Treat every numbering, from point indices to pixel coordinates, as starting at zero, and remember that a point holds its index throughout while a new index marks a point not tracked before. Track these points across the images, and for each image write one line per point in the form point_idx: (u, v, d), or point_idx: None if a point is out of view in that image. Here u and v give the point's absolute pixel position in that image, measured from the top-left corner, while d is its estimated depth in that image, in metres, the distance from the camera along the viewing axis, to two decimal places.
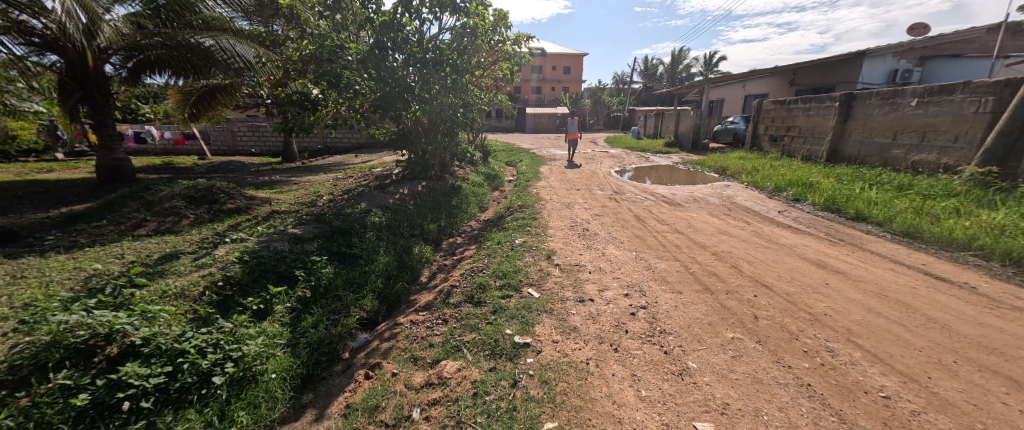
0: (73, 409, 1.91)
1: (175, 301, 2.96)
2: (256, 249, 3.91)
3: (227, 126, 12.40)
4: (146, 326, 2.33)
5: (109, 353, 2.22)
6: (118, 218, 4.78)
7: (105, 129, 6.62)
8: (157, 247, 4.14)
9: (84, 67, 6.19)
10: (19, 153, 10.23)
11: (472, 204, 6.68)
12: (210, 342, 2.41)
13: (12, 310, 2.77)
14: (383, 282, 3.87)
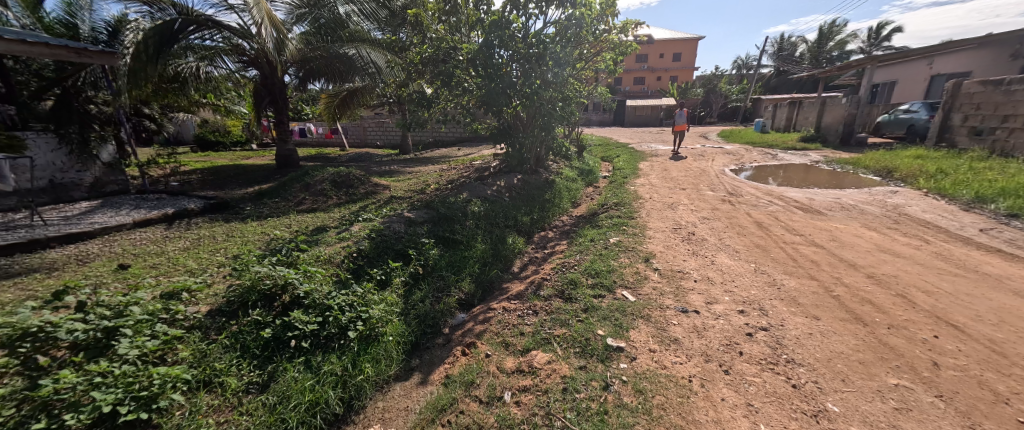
0: (262, 339, 2.55)
1: (326, 265, 3.61)
2: (379, 229, 4.51)
3: (360, 124, 14.49)
4: (307, 282, 2.91)
5: (284, 300, 2.85)
6: (285, 197, 5.93)
7: (284, 126, 8.18)
8: (309, 221, 5.03)
9: (273, 77, 7.65)
10: (234, 144, 13.33)
11: (564, 199, 6.66)
12: (349, 302, 2.89)
13: (228, 259, 3.76)
14: (479, 268, 4.11)
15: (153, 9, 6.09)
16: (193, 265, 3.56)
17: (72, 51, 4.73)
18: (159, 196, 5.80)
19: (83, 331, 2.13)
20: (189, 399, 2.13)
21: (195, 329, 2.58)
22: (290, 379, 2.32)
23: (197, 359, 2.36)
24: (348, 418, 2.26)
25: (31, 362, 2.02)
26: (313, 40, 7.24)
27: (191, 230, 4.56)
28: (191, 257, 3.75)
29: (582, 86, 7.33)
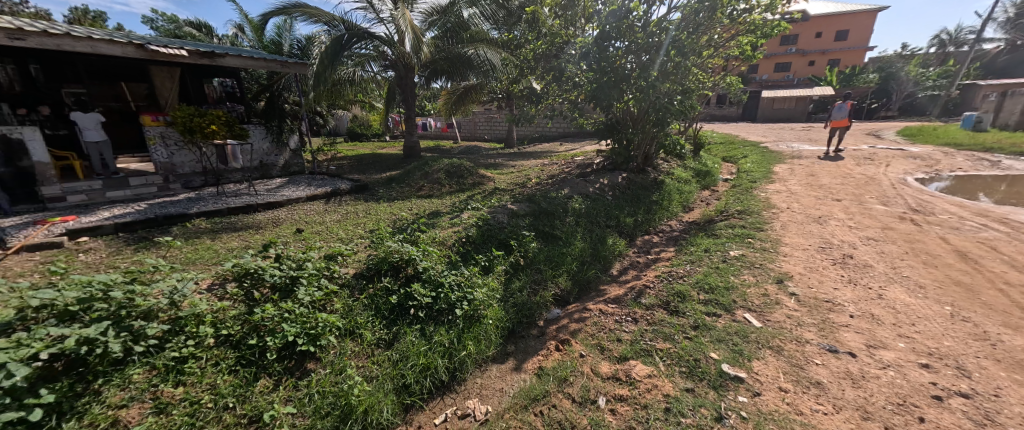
0: (389, 303, 2.99)
1: (438, 246, 3.99)
2: (485, 218, 4.77)
3: (472, 118, 15.49)
4: (425, 260, 3.31)
5: (407, 272, 3.29)
6: (406, 183, 6.71)
7: (411, 121, 9.24)
8: (426, 205, 5.56)
9: (406, 78, 8.65)
10: (373, 136, 15.56)
11: (674, 202, 6.11)
12: (457, 281, 3.18)
13: (367, 234, 4.50)
14: (576, 267, 4.04)
15: (329, 26, 7.36)
16: (340, 237, 4.35)
17: (279, 63, 6.10)
18: (323, 177, 7.09)
19: (279, 277, 2.86)
20: (340, 341, 2.62)
21: (343, 287, 3.12)
22: (409, 342, 2.69)
23: (345, 311, 2.87)
24: (451, 386, 2.59)
25: (248, 294, 2.80)
26: (440, 43, 7.96)
27: (341, 206, 5.46)
28: (342, 228, 4.64)
29: (707, 77, 6.57)
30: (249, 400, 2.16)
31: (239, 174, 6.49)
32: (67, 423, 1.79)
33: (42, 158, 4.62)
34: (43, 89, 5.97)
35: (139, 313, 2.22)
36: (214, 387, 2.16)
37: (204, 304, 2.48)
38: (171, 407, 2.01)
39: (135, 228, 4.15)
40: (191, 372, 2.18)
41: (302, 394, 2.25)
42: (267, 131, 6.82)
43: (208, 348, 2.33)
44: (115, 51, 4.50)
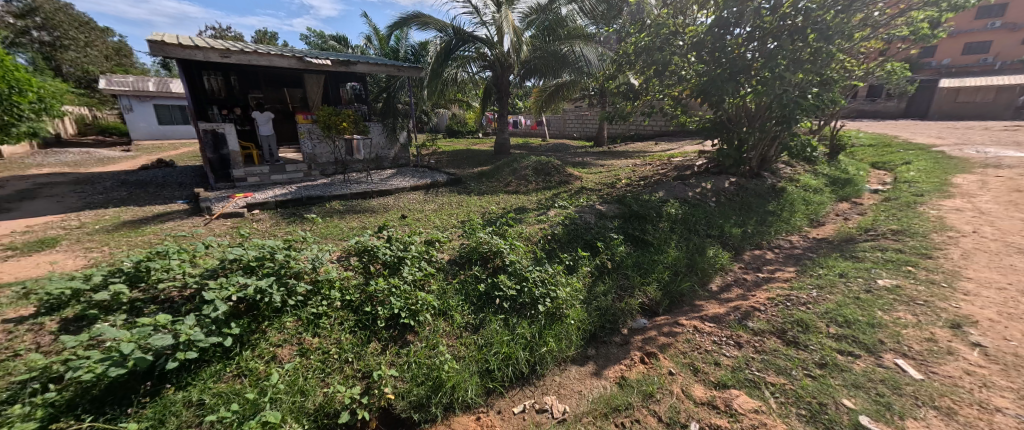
0: (479, 291, 3.36)
1: (523, 241, 4.15)
2: (572, 217, 4.76)
3: (562, 116, 15.36)
4: (511, 254, 3.61)
5: (495, 264, 3.62)
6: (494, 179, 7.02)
7: (502, 119, 9.60)
8: (513, 201, 5.78)
9: (502, 77, 8.89)
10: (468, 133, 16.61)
11: (798, 214, 5.25)
12: (541, 277, 3.40)
13: (458, 224, 4.92)
14: (669, 276, 3.80)
15: (441, 30, 7.86)
16: (436, 225, 4.85)
17: (396, 68, 6.99)
18: (425, 169, 7.90)
19: (389, 255, 3.45)
20: (433, 319, 3.04)
21: (439, 270, 3.61)
22: (494, 330, 2.99)
23: (440, 291, 3.32)
24: (530, 378, 2.78)
25: (366, 267, 3.42)
26: (538, 42, 8.06)
27: (438, 198, 6.01)
28: (438, 217, 5.14)
29: (856, 65, 5.46)
30: (363, 358, 2.66)
31: (361, 164, 7.60)
32: (247, 351, 2.52)
33: (234, 148, 5.93)
34: (238, 95, 7.56)
35: (292, 272, 2.97)
36: (340, 342, 2.74)
37: (334, 272, 3.13)
38: (310, 352, 2.62)
39: (288, 205, 5.21)
40: (325, 326, 2.80)
41: (403, 360, 2.68)
42: (384, 128, 7.89)
43: (336, 308, 2.96)
44: (281, 62, 5.58)
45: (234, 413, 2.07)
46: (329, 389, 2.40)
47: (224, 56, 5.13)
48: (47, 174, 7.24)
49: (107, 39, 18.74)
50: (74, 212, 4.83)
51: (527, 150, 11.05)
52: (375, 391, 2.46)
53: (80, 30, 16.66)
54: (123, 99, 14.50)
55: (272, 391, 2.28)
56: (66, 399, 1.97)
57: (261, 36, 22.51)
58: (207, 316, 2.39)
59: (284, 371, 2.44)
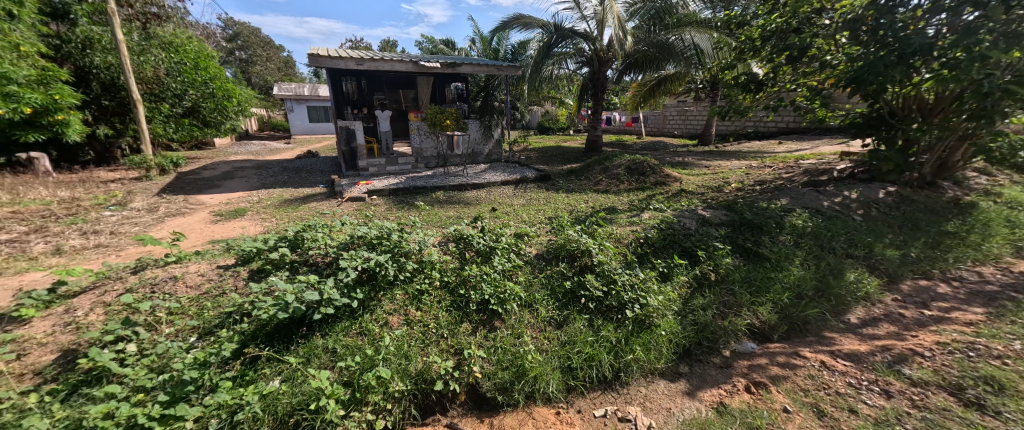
0: (564, 288, 3.45)
1: (612, 242, 4.06)
2: (669, 220, 4.43)
3: (661, 112, 14.03)
4: (600, 253, 3.63)
5: (583, 262, 3.67)
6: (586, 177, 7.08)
7: (597, 116, 9.24)
8: (602, 201, 5.78)
9: (599, 73, 8.60)
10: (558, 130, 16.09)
11: (995, 238, 3.97)
12: (630, 282, 3.34)
13: (546, 220, 5.04)
14: (789, 299, 3.29)
15: (542, 27, 7.96)
16: (524, 219, 5.03)
17: (496, 67, 7.35)
18: (516, 165, 8.18)
19: (482, 244, 3.77)
20: (519, 310, 3.23)
21: (526, 262, 3.80)
22: (577, 328, 3.05)
23: (528, 284, 3.51)
24: (613, 384, 2.73)
25: (461, 252, 3.80)
26: (641, 34, 7.72)
27: (526, 193, 6.20)
28: (525, 212, 5.34)
29: None
30: (455, 336, 2.97)
31: (460, 158, 8.18)
32: (367, 314, 3.02)
33: (360, 141, 6.98)
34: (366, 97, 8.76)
35: (403, 251, 3.48)
36: (437, 318, 3.11)
37: (435, 255, 3.58)
38: (415, 324, 3.03)
39: (398, 193, 5.92)
40: (426, 302, 3.23)
41: (491, 344, 2.90)
42: (481, 125, 8.23)
43: (436, 288, 3.37)
44: (401, 66, 6.35)
45: (357, 363, 2.53)
46: (428, 359, 2.71)
47: (358, 63, 6.07)
48: (240, 161, 9.49)
49: (280, 55, 23.54)
50: (258, 190, 6.31)
51: (619, 148, 10.61)
52: (465, 367, 2.71)
53: (262, 48, 21.23)
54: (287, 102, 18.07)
55: (385, 351, 2.69)
56: (250, 331, 2.71)
57: (387, 45, 25.70)
58: (341, 281, 2.96)
59: (394, 336, 2.86)
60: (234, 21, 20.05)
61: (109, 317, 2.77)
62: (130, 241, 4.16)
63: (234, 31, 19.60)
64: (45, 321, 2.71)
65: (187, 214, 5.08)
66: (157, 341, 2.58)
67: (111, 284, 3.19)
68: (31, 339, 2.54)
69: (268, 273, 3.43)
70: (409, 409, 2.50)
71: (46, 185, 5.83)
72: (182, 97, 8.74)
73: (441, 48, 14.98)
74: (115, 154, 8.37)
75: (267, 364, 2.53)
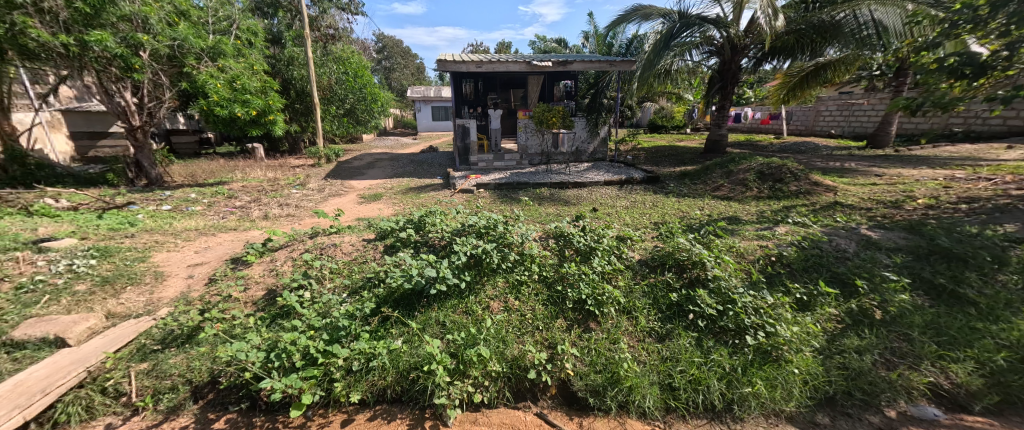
0: (669, 300, 3.25)
1: (733, 256, 3.65)
2: (816, 238, 3.70)
3: (814, 106, 11.44)
4: (716, 268, 3.27)
5: (692, 275, 3.39)
6: (707, 181, 6.51)
7: (722, 112, 8.47)
8: (722, 208, 5.23)
9: (731, 62, 7.87)
10: (673, 128, 14.28)
11: None
12: (755, 306, 2.93)
13: (652, 224, 4.75)
14: (1010, 361, 2.42)
15: (664, 17, 7.62)
16: (627, 222, 4.82)
17: (607, 62, 7.19)
18: (620, 165, 7.87)
19: (583, 244, 3.77)
20: (617, 315, 3.18)
21: (628, 267, 3.68)
22: (682, 345, 2.87)
23: (627, 289, 3.42)
24: (723, 416, 2.47)
25: (561, 250, 3.88)
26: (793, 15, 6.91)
27: (631, 194, 5.99)
28: (628, 215, 5.11)
29: None
30: (550, 330, 3.09)
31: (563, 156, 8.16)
32: (472, 296, 3.36)
33: (472, 138, 7.64)
34: (482, 98, 9.55)
35: (507, 243, 3.73)
36: (534, 310, 3.27)
37: (536, 249, 3.75)
38: (513, 312, 3.25)
39: (501, 188, 6.28)
40: (524, 293, 3.43)
41: (585, 345, 2.93)
42: (587, 122, 8.10)
43: (535, 281, 3.54)
44: (513, 66, 6.70)
45: (462, 338, 2.82)
46: (523, 347, 2.87)
47: (477, 66, 6.61)
48: (383, 153, 11.23)
49: (416, 61, 26.77)
50: (392, 179, 7.45)
51: (749, 149, 9.28)
52: (558, 362, 2.79)
53: (403, 56, 24.46)
54: (417, 103, 20.19)
55: (488, 332, 2.96)
56: (383, 295, 3.29)
57: (505, 46, 26.86)
58: (454, 263, 3.34)
59: (495, 320, 3.12)
60: (384, 34, 23.47)
61: (293, 268, 3.72)
62: (307, 213, 5.42)
63: (383, 43, 22.98)
64: (258, 266, 3.84)
65: (342, 195, 6.31)
66: (321, 292, 3.36)
67: (297, 243, 4.26)
68: (252, 277, 3.64)
69: (397, 249, 4.08)
70: (503, 390, 2.69)
71: (261, 167, 7.95)
72: (343, 100, 10.69)
73: (552, 47, 15.04)
74: (300, 146, 10.91)
75: (394, 325, 3.04)
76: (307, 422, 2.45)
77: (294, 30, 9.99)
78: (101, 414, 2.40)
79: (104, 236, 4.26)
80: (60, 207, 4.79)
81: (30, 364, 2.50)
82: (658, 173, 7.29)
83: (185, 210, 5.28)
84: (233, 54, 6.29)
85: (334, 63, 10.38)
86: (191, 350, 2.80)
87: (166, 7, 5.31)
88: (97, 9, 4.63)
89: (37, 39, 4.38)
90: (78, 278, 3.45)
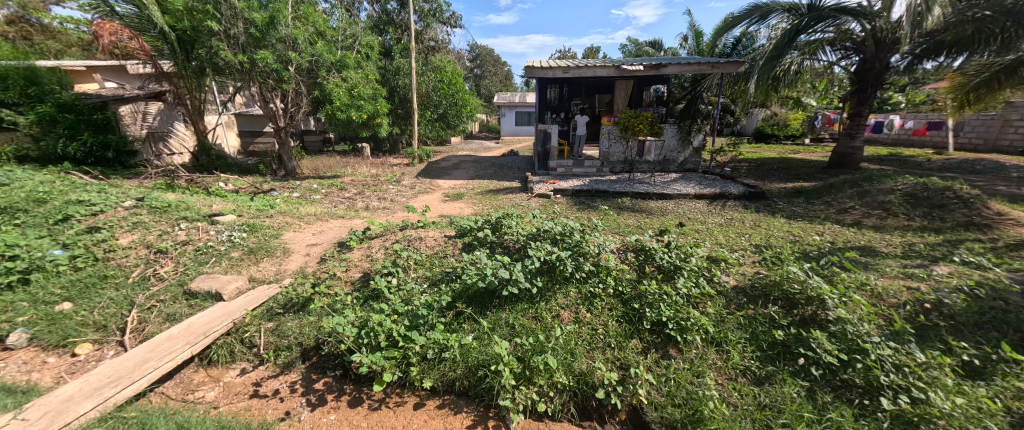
0: (772, 338, 2.82)
1: (866, 297, 2.97)
2: (997, 286, 2.83)
3: (1000, 113, 8.78)
4: (840, 308, 2.71)
5: (806, 313, 2.87)
6: (832, 201, 5.47)
7: (858, 119, 7.16)
8: (851, 236, 4.32)
9: (874, 61, 6.66)
10: (786, 138, 12.31)
11: None
12: (895, 362, 2.38)
13: (751, 247, 4.16)
14: None
15: (788, 11, 6.63)
16: (720, 241, 4.29)
17: (709, 65, 6.64)
18: (715, 178, 7.13)
19: (667, 261, 3.45)
20: (704, 346, 2.85)
21: (721, 294, 3.27)
22: (786, 394, 2.44)
23: (718, 319, 3.04)
24: None
25: (641, 265, 3.60)
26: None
27: (727, 211, 5.36)
28: (722, 233, 4.54)
29: None
30: (624, 349, 2.89)
31: (648, 165, 7.65)
32: (543, 303, 3.30)
33: (553, 143, 7.60)
34: (566, 102, 9.29)
35: (582, 251, 3.58)
36: (606, 325, 3.10)
37: (613, 262, 3.54)
38: (582, 325, 3.11)
39: (579, 194, 6.15)
40: (597, 307, 3.26)
41: (663, 373, 2.68)
42: (679, 131, 7.53)
43: (609, 295, 3.35)
44: (602, 71, 6.57)
45: (530, 344, 2.80)
46: (593, 363, 2.74)
47: (564, 71, 6.61)
48: (467, 156, 11.89)
49: (506, 69, 27.61)
50: (473, 180, 7.83)
51: (896, 166, 7.58)
52: (629, 386, 2.59)
53: (494, 66, 25.41)
54: (503, 109, 20.77)
55: (557, 341, 2.89)
56: (459, 290, 3.43)
57: (593, 52, 26.28)
58: (527, 267, 3.31)
59: (565, 330, 3.02)
60: (478, 45, 24.69)
61: (384, 256, 4.13)
62: (399, 207, 5.99)
63: (476, 53, 24.19)
64: (358, 251, 4.33)
65: (429, 193, 6.83)
66: (405, 280, 3.66)
67: (390, 234, 4.69)
68: (353, 260, 4.13)
69: (474, 247, 4.23)
70: (568, 404, 2.60)
71: (367, 165, 9.06)
72: (437, 106, 11.65)
73: (647, 51, 14.18)
74: (399, 146, 12.02)
75: (466, 321, 3.15)
76: (386, 398, 2.68)
77: (402, 44, 11.18)
78: (239, 358, 2.98)
79: (253, 215, 5.28)
80: (228, 190, 6.09)
81: (200, 310, 3.28)
82: (764, 189, 6.36)
83: (308, 198, 6.30)
84: (355, 67, 7.30)
85: (432, 73, 11.33)
86: (304, 317, 3.26)
87: (309, 29, 6.42)
88: (263, 33, 5.88)
89: (225, 57, 5.83)
90: (233, 246, 4.33)
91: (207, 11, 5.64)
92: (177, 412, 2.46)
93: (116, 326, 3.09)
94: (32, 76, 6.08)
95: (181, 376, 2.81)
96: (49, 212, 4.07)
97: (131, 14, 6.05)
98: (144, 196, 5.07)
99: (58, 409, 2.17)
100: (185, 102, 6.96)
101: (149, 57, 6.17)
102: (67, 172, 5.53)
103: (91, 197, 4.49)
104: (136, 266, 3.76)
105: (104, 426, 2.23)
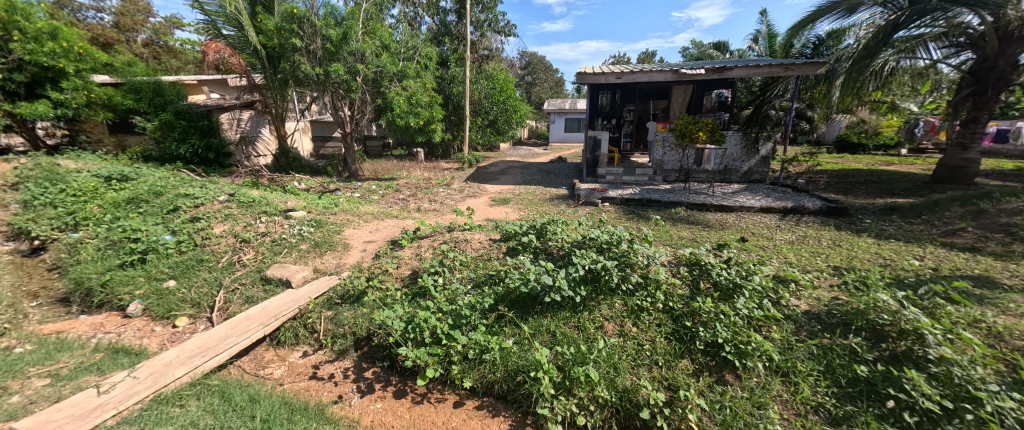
0: (852, 373, 2.46)
1: (980, 337, 2.49)
2: None
3: None
4: (945, 346, 2.29)
5: (897, 348, 2.48)
6: (935, 220, 4.69)
7: (974, 126, 6.10)
8: (959, 262, 3.67)
9: (996, 58, 5.64)
10: (877, 148, 10.84)
11: None
12: (1020, 418, 1.97)
13: (827, 268, 3.69)
14: None
15: (882, 4, 5.88)
16: (790, 260, 3.85)
17: (783, 67, 6.08)
18: (785, 190, 6.50)
19: (725, 278, 3.13)
20: (767, 375, 2.58)
21: (789, 319, 2.94)
22: None
23: (784, 346, 2.74)
24: None
25: (694, 281, 3.32)
26: None
27: (799, 227, 4.84)
28: (793, 252, 4.09)
29: None
30: (672, 369, 2.70)
31: (706, 174, 7.20)
32: (586, 313, 3.18)
33: (603, 150, 7.48)
34: (618, 109, 9.11)
35: (629, 262, 3.37)
36: (654, 342, 2.91)
37: (663, 275, 3.32)
38: (624, 337, 2.97)
39: (629, 203, 5.94)
40: (644, 321, 3.09)
41: (717, 399, 2.44)
42: (745, 138, 6.97)
43: (657, 310, 3.16)
44: (659, 76, 6.33)
45: (570, 354, 2.71)
46: (637, 380, 2.57)
47: (617, 77, 6.45)
48: (514, 161, 12.04)
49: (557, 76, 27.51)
50: (520, 186, 7.87)
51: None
52: (677, 409, 2.38)
53: (545, 72, 25.45)
54: (553, 115, 20.69)
55: (597, 353, 2.76)
56: (502, 294, 3.40)
57: (647, 57, 25.42)
58: (571, 274, 3.22)
59: (608, 343, 2.88)
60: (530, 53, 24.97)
61: (432, 256, 4.27)
62: (448, 210, 6.21)
63: (527, 61, 24.46)
64: (408, 249, 4.53)
65: (477, 197, 6.98)
66: (450, 280, 3.75)
67: (438, 235, 4.82)
68: (403, 258, 4.30)
69: (518, 252, 4.20)
70: (609, 420, 2.47)
71: (421, 169, 9.51)
72: (488, 112, 11.93)
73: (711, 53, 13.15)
74: (451, 152, 12.50)
75: (506, 324, 3.14)
76: (427, 393, 2.75)
77: (458, 53, 11.59)
78: (302, 342, 3.27)
79: (320, 212, 5.76)
80: (301, 189, 6.75)
81: (273, 295, 3.65)
82: (846, 203, 5.64)
83: (367, 198, 6.77)
84: (415, 77, 7.72)
85: (485, 80, 11.64)
86: (358, 309, 3.45)
87: (376, 43, 6.92)
88: (338, 47, 6.50)
89: (305, 70, 6.49)
90: (302, 239, 4.74)
91: (293, 30, 6.35)
92: (249, 384, 2.74)
93: (206, 303, 3.54)
94: (159, 89, 7.31)
95: (254, 354, 3.13)
96: (162, 203, 4.80)
97: (232, 35, 6.98)
98: (234, 191, 5.77)
99: (161, 371, 2.53)
100: (271, 110, 7.90)
101: (244, 72, 7.12)
102: (178, 170, 6.49)
103: (195, 192, 5.22)
104: (225, 252, 4.27)
105: (193, 391, 2.56)
